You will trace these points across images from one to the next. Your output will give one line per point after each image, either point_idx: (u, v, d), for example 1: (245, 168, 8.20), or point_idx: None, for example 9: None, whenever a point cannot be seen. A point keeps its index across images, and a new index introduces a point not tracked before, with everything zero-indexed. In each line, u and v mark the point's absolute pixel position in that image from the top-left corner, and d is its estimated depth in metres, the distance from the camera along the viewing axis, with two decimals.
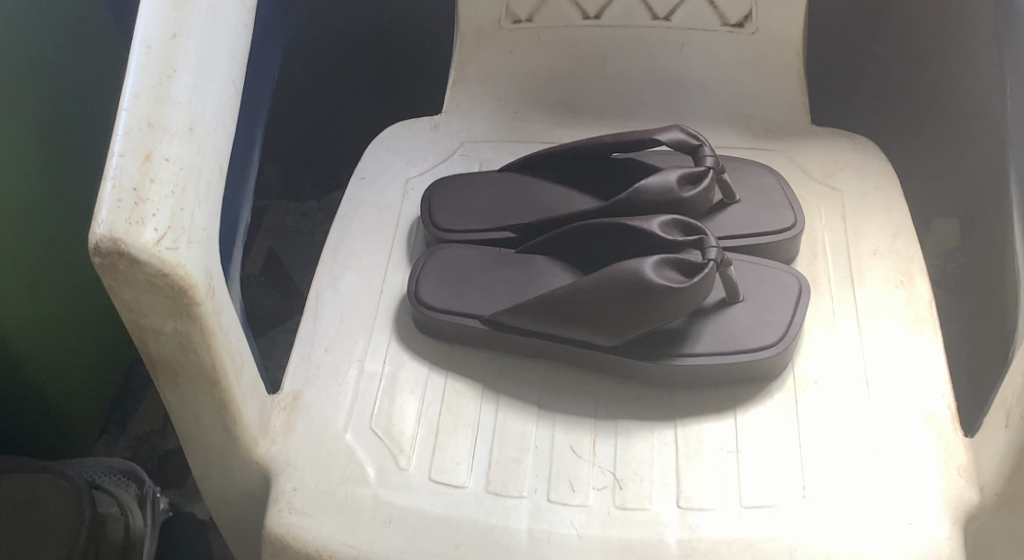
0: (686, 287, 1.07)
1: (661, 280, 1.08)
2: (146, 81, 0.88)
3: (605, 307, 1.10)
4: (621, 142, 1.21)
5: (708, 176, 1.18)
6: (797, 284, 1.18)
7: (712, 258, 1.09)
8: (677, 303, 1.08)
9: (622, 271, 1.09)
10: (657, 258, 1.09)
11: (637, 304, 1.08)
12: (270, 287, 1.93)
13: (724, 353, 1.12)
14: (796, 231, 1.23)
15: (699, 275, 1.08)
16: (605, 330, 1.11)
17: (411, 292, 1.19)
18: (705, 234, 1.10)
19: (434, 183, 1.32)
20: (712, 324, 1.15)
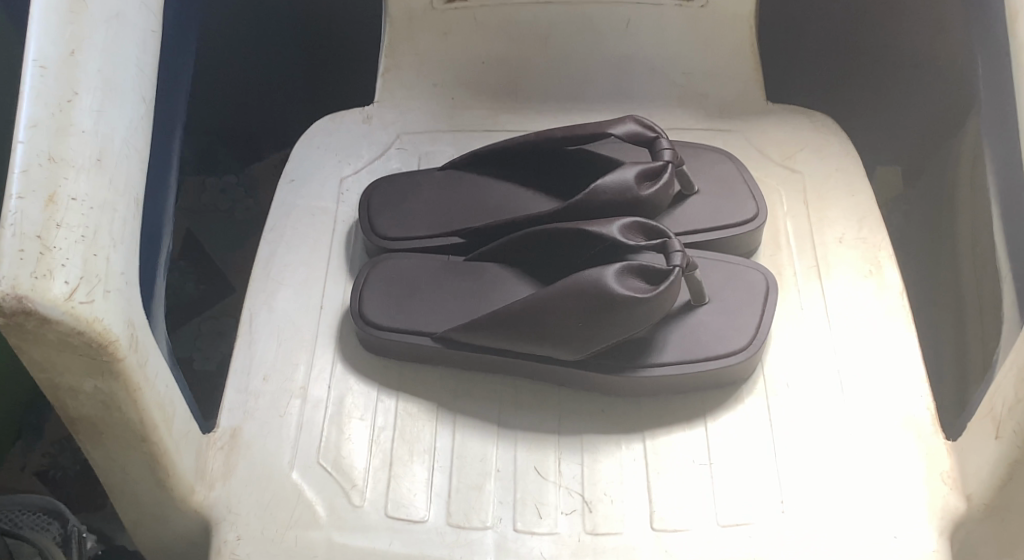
0: (651, 297, 1.00)
1: (625, 290, 1.01)
2: (45, 106, 0.75)
3: (566, 322, 1.02)
4: (573, 138, 1.12)
5: (667, 170, 1.09)
6: (764, 282, 1.12)
7: (677, 264, 1.02)
8: (641, 315, 1.01)
9: (584, 282, 1.02)
10: (619, 265, 1.02)
11: (601, 317, 1.01)
12: (190, 271, 1.79)
13: (693, 361, 1.06)
14: (758, 223, 1.17)
15: (664, 283, 1.01)
16: (567, 344, 1.03)
17: (354, 309, 1.10)
18: (668, 237, 1.03)
19: (371, 183, 1.22)
20: (678, 329, 1.08)
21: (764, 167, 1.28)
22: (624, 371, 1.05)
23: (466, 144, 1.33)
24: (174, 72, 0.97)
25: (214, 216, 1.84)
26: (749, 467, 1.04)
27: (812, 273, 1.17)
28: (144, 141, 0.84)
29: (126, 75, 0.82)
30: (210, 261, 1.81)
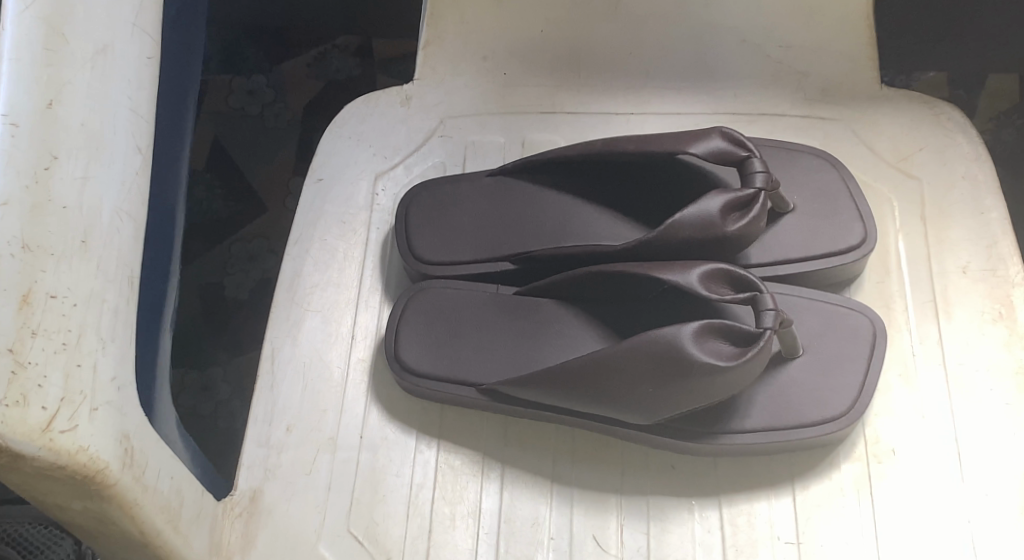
0: (736, 366, 0.84)
1: (705, 355, 0.85)
2: (17, 177, 0.62)
3: (633, 385, 0.87)
4: (648, 154, 0.93)
5: (759, 200, 0.90)
6: (870, 330, 0.94)
7: (770, 326, 0.85)
8: (723, 384, 0.86)
9: (657, 342, 0.86)
10: (700, 324, 0.86)
11: (675, 385, 0.86)
12: (218, 188, 1.55)
13: (780, 429, 0.91)
14: (864, 252, 0.97)
15: (751, 349, 0.85)
16: (635, 409, 0.89)
17: (389, 350, 0.96)
18: (760, 292, 0.86)
19: (410, 190, 1.06)
20: (767, 389, 0.92)
21: (875, 170, 1.08)
22: (697, 439, 0.92)
23: (520, 131, 1.14)
24: (181, 93, 0.85)
25: (242, 123, 1.60)
26: (846, 549, 0.91)
27: (930, 311, 0.99)
28: (140, 207, 0.72)
29: (111, 123, 0.69)
30: (240, 176, 1.56)
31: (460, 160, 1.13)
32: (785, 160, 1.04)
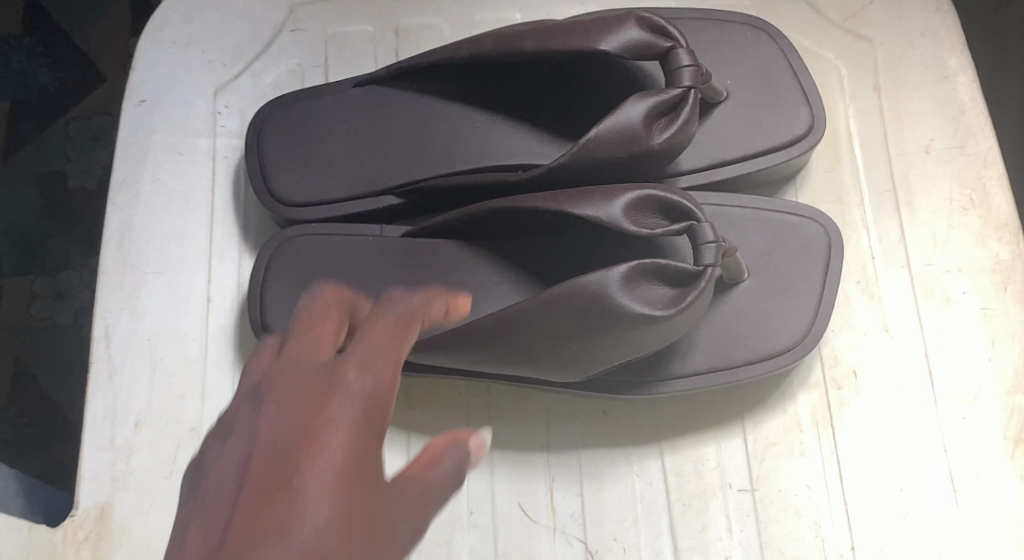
0: (674, 315, 0.70)
1: (637, 305, 0.70)
2: None
3: (552, 344, 0.72)
4: (551, 51, 0.74)
5: (688, 102, 0.73)
6: (825, 240, 0.79)
7: (711, 263, 0.71)
8: (659, 334, 0.71)
9: (578, 293, 0.70)
10: (627, 267, 0.70)
11: (602, 341, 0.71)
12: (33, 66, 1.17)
13: (726, 369, 0.77)
14: (812, 142, 0.80)
15: (691, 293, 0.70)
16: (559, 366, 0.74)
17: (254, 318, 0.79)
18: (696, 221, 0.71)
19: (262, 110, 0.86)
20: (710, 324, 0.78)
21: (818, 32, 0.89)
22: (630, 391, 0.78)
23: (386, 13, 0.91)
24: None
25: None
26: (808, 493, 0.79)
27: (891, 204, 0.83)
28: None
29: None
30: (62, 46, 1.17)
31: (319, 59, 0.90)
32: (713, 33, 0.84)
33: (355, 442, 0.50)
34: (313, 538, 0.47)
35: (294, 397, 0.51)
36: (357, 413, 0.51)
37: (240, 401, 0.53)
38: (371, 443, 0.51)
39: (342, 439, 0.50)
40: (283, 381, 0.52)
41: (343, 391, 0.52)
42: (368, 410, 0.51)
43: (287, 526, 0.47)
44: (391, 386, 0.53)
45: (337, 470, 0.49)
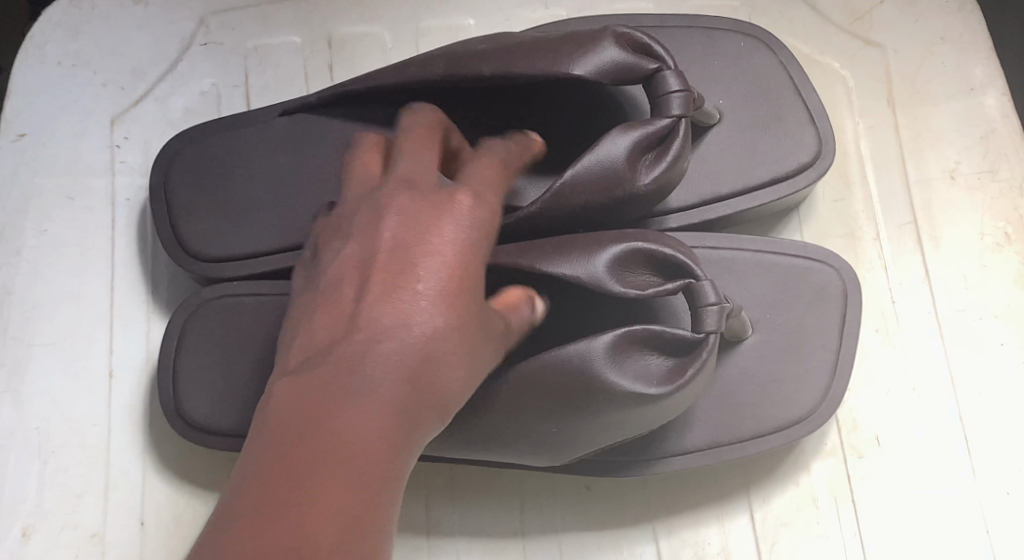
0: (671, 391, 0.57)
1: (626, 380, 0.57)
2: None
3: (524, 429, 0.59)
4: (510, 76, 0.60)
5: (679, 133, 0.60)
6: (840, 287, 0.68)
7: (715, 328, 0.57)
8: (653, 414, 0.59)
9: (556, 369, 0.57)
10: (613, 335, 0.57)
11: (586, 424, 0.58)
12: None
13: (728, 444, 0.65)
14: (819, 171, 0.69)
15: (691, 365, 0.57)
16: (533, 455, 0.61)
17: (166, 401, 0.67)
18: (696, 276, 0.57)
19: (167, 149, 0.71)
20: (712, 391, 0.66)
21: (821, 39, 0.77)
22: (618, 473, 0.65)
23: (319, 21, 0.77)
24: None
25: None
26: None
27: (915, 236, 0.73)
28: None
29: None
30: None
31: (240, 77, 0.76)
32: (705, 41, 0.71)
33: (466, 243, 0.51)
34: (430, 329, 0.49)
35: (416, 218, 0.50)
36: (463, 218, 0.51)
37: (357, 202, 0.53)
38: (480, 245, 0.51)
39: (453, 237, 0.50)
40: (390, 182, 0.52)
41: (456, 202, 0.51)
42: (485, 206, 0.52)
43: (402, 313, 0.48)
44: (496, 214, 0.52)
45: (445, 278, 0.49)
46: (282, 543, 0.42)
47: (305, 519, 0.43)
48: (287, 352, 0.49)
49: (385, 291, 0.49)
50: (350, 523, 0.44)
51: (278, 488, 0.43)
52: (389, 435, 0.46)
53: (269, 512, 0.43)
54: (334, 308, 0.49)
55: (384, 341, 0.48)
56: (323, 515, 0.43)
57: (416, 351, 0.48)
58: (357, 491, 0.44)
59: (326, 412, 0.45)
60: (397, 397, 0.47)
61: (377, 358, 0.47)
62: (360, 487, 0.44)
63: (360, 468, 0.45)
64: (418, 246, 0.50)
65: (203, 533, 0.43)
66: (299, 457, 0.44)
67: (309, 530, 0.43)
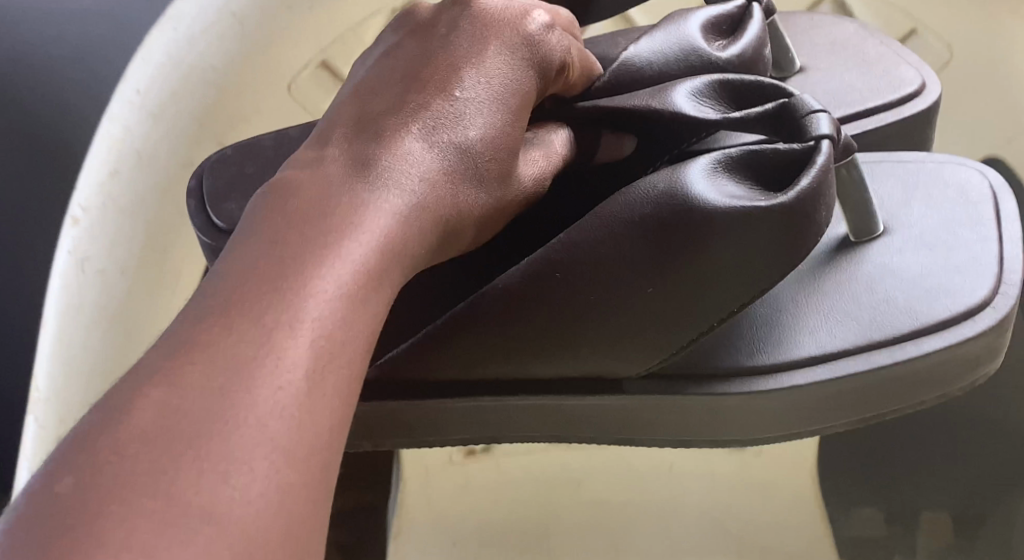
0: (788, 203, 0.39)
1: (721, 196, 0.40)
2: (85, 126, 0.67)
3: (584, 309, 0.42)
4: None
5: (754, 12, 0.53)
6: (985, 184, 0.52)
7: (826, 135, 0.41)
8: (771, 265, 0.40)
9: (607, 204, 0.42)
10: (705, 158, 0.41)
11: (652, 282, 0.41)
12: None
13: (883, 345, 0.44)
14: (933, 102, 0.62)
15: (806, 172, 0.40)
16: (579, 343, 0.43)
17: None
18: (786, 93, 0.44)
19: (201, 169, 0.61)
20: (844, 290, 0.47)
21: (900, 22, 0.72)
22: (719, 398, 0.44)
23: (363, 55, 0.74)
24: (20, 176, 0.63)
25: None
26: None
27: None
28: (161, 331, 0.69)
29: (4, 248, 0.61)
30: None
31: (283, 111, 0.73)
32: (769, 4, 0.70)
33: (520, 59, 0.41)
34: (472, 144, 0.39)
35: (462, 36, 0.41)
36: (524, 44, 0.41)
37: (433, 15, 0.43)
38: (538, 82, 0.41)
39: (503, 58, 0.40)
40: (434, 13, 0.43)
41: (511, 26, 0.41)
42: (553, 41, 0.42)
43: (432, 118, 0.39)
44: (560, 57, 0.42)
45: (487, 94, 0.40)
46: (242, 360, 0.32)
47: (280, 327, 0.33)
48: (287, 166, 0.40)
49: (412, 104, 0.39)
50: (332, 347, 0.34)
51: (256, 287, 0.34)
52: (401, 249, 0.37)
53: (236, 320, 0.33)
54: (351, 127, 0.40)
55: (397, 158, 0.38)
56: (303, 331, 0.33)
57: (446, 162, 0.39)
58: (347, 311, 0.35)
59: (329, 203, 0.37)
60: (414, 210, 0.38)
61: (395, 173, 0.38)
62: (354, 300, 0.35)
63: (359, 286, 0.35)
64: (459, 60, 0.40)
65: (154, 350, 0.33)
66: (292, 251, 0.35)
67: (286, 345, 0.33)
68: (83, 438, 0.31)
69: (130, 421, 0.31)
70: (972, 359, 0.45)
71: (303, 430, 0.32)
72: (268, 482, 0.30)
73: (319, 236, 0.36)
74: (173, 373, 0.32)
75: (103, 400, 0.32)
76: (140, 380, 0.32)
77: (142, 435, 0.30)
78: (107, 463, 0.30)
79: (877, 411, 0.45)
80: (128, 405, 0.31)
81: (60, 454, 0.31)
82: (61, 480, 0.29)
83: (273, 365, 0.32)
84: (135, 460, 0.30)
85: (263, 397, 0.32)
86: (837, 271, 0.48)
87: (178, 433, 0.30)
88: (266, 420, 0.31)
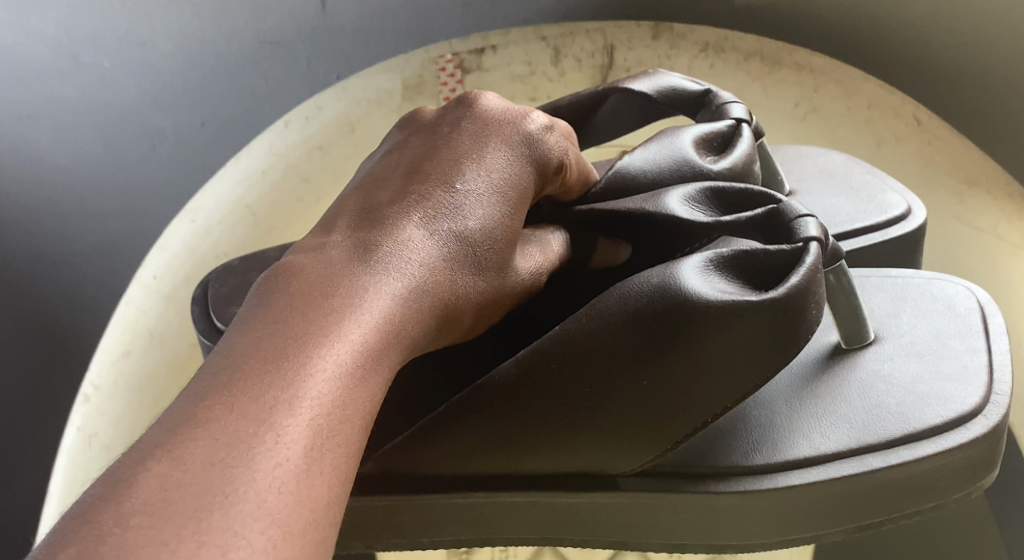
0: (777, 299, 0.40)
1: (713, 292, 0.41)
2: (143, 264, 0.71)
3: (581, 402, 0.43)
4: (571, 100, 0.56)
5: (744, 132, 0.53)
6: (973, 299, 0.52)
7: (813, 237, 0.42)
8: (766, 364, 0.41)
9: (602, 298, 0.43)
10: (696, 257, 0.42)
11: (645, 376, 0.42)
12: None
13: (875, 449, 0.44)
14: (918, 225, 0.60)
15: (794, 272, 0.41)
16: (571, 436, 0.43)
17: None
18: (776, 199, 0.45)
19: (209, 276, 0.58)
20: (836, 393, 0.47)
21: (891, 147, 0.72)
22: (712, 499, 0.43)
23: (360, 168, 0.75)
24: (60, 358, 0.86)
25: None
26: None
27: None
28: None
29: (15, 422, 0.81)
30: None
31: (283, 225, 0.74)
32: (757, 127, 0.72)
33: (517, 158, 0.43)
34: (470, 234, 0.41)
35: (463, 135, 0.43)
36: (521, 144, 0.43)
37: (437, 116, 0.45)
38: (534, 180, 0.44)
39: (503, 155, 0.43)
40: (439, 114, 0.45)
41: (511, 125, 0.44)
42: (551, 141, 0.44)
43: (434, 209, 0.41)
44: (556, 158, 0.45)
45: (485, 188, 0.42)
46: (241, 435, 0.32)
47: (281, 402, 0.33)
48: (293, 250, 0.41)
49: (416, 195, 0.41)
50: (330, 424, 0.34)
51: (258, 362, 0.34)
52: (399, 330, 0.38)
53: (237, 391, 0.33)
54: (356, 216, 0.41)
55: (399, 245, 0.40)
56: (302, 405, 0.34)
57: (445, 250, 0.40)
58: (346, 389, 0.35)
59: (333, 284, 0.38)
60: (414, 294, 0.39)
61: (397, 259, 0.39)
62: (353, 376, 0.36)
63: (358, 363, 0.36)
64: (462, 155, 0.42)
65: (155, 424, 0.33)
66: (294, 327, 0.36)
67: (285, 420, 0.33)
68: (85, 508, 0.31)
69: (131, 495, 0.30)
70: (968, 469, 0.45)
71: (300, 506, 0.32)
72: (266, 556, 0.30)
73: (322, 312, 0.37)
74: (174, 445, 0.32)
75: (105, 472, 0.32)
76: (143, 452, 0.32)
77: (146, 506, 0.30)
78: (110, 535, 0.29)
79: (873, 519, 0.45)
80: (133, 478, 0.31)
81: (62, 527, 0.31)
82: (64, 549, 0.29)
83: (273, 440, 0.33)
84: (140, 534, 0.30)
85: (262, 472, 0.32)
86: (831, 374, 0.48)
87: (180, 506, 0.30)
88: (265, 494, 0.31)
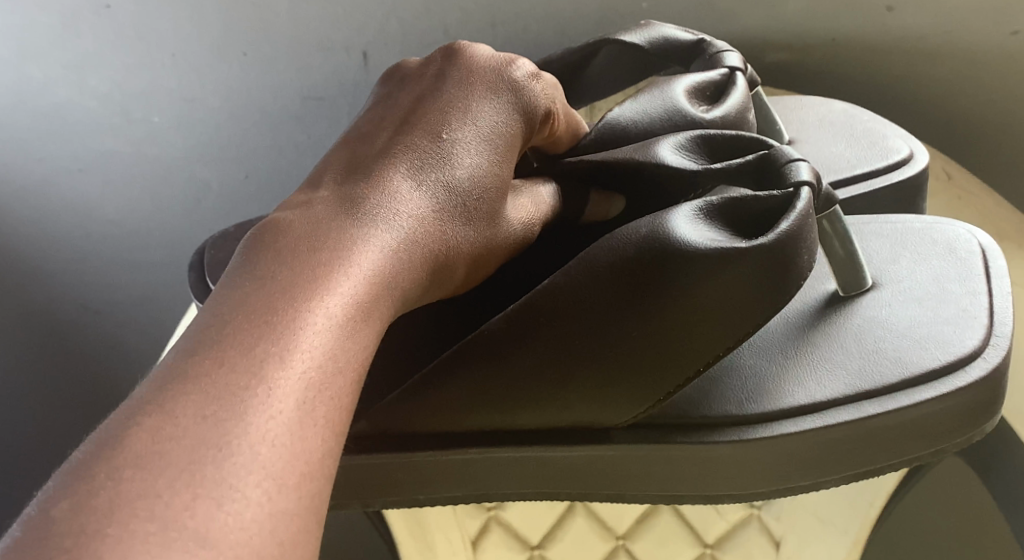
0: (768, 244, 0.40)
1: (703, 238, 0.41)
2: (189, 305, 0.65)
3: (576, 352, 0.42)
4: (561, 54, 0.55)
5: (739, 81, 0.52)
6: (974, 242, 0.51)
7: (806, 181, 0.41)
8: (763, 310, 0.41)
9: (595, 249, 0.43)
10: (687, 206, 0.42)
11: (639, 325, 0.42)
12: None
13: (873, 395, 0.44)
14: (918, 170, 0.59)
15: (786, 217, 0.40)
16: (567, 388, 0.43)
17: None
18: (770, 146, 0.44)
19: (204, 244, 0.57)
20: (833, 339, 0.47)
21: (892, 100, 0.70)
22: (709, 448, 0.43)
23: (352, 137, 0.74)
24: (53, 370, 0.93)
25: None
26: None
27: None
28: None
29: None
30: None
31: None
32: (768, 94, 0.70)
33: (506, 105, 0.42)
34: (459, 183, 0.41)
35: (450, 85, 0.43)
36: (509, 92, 0.43)
37: (422, 68, 0.45)
38: (523, 129, 0.43)
39: (490, 103, 0.42)
40: (425, 65, 0.44)
41: (498, 73, 0.43)
42: (537, 88, 0.44)
43: (423, 159, 0.41)
44: (545, 108, 0.44)
45: (474, 136, 0.41)
46: (231, 387, 0.32)
47: (272, 355, 0.33)
48: (281, 206, 0.41)
49: (404, 145, 0.41)
50: (323, 376, 0.34)
51: (248, 316, 0.34)
52: (391, 282, 0.38)
53: (227, 346, 0.33)
54: (344, 170, 0.41)
55: (388, 196, 0.39)
56: (292, 357, 0.33)
57: (435, 200, 0.40)
58: (338, 340, 0.35)
59: (321, 236, 0.37)
60: (404, 245, 0.39)
61: (386, 209, 0.39)
62: (346, 327, 0.35)
63: (348, 314, 0.36)
64: (448, 105, 0.42)
65: (145, 381, 0.33)
66: (284, 281, 0.35)
67: (276, 373, 0.33)
68: (76, 466, 0.30)
69: (120, 450, 0.30)
70: (973, 413, 0.44)
71: (294, 459, 0.32)
72: (260, 509, 0.30)
73: (310, 264, 0.36)
74: (165, 401, 0.32)
75: (95, 431, 0.32)
76: (132, 409, 0.32)
77: (138, 461, 0.30)
78: (102, 490, 0.29)
79: (873, 465, 0.44)
80: (123, 433, 0.31)
81: (53, 483, 0.30)
82: (56, 505, 0.29)
83: (264, 393, 0.32)
84: (131, 486, 0.29)
85: (254, 424, 0.32)
86: (827, 320, 0.48)
87: (170, 459, 0.30)
88: (255, 448, 0.31)
